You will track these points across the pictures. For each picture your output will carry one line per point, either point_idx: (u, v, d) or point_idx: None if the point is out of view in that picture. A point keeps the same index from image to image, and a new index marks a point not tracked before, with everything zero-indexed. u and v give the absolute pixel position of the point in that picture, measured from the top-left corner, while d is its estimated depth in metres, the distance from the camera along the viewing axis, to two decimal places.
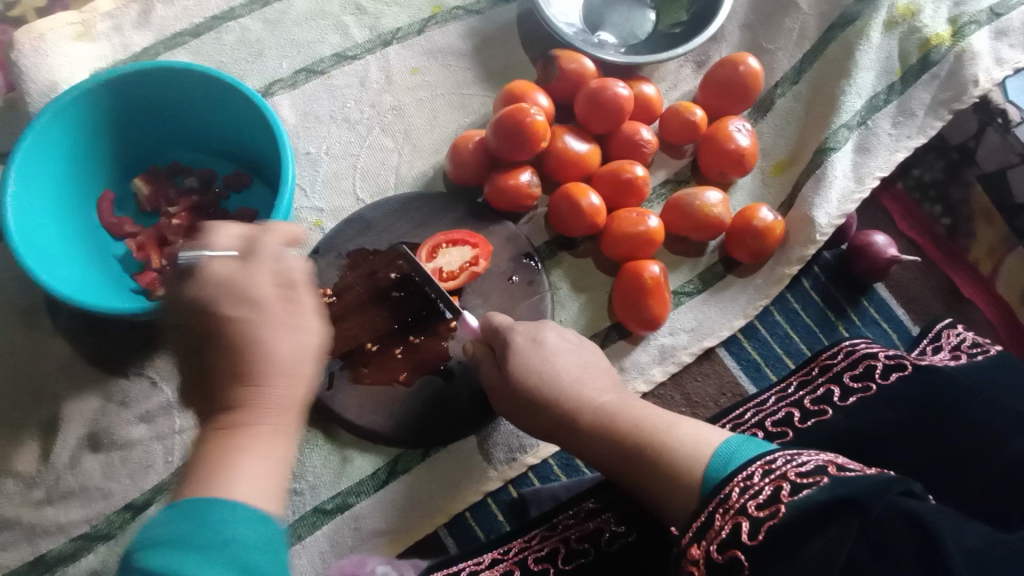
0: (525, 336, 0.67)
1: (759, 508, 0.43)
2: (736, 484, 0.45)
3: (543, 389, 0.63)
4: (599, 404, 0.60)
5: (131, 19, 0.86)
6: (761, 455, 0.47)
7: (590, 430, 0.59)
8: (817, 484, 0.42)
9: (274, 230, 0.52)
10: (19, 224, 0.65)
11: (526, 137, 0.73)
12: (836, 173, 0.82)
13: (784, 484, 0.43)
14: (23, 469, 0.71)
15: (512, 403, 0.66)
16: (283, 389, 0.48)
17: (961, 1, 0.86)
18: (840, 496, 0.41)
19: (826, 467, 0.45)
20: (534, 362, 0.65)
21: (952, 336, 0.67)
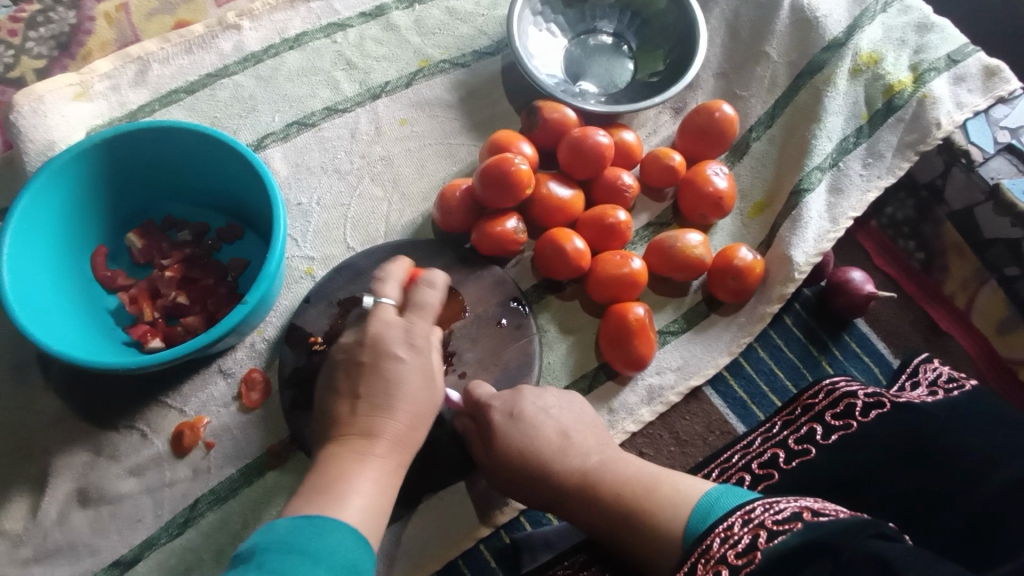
0: (503, 412, 0.68)
1: (737, 556, 0.46)
2: (717, 535, 0.49)
3: (530, 456, 0.66)
4: (586, 467, 0.64)
5: (128, 79, 0.90)
6: (740, 505, 0.50)
7: (579, 491, 0.62)
8: (791, 530, 0.45)
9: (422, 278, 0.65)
10: (13, 281, 0.66)
11: (511, 185, 0.76)
12: (811, 214, 0.85)
13: (762, 532, 0.47)
14: (11, 527, 0.70)
15: (501, 477, 0.68)
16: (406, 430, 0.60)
17: (921, 49, 0.91)
18: (812, 540, 0.44)
19: (801, 513, 0.48)
20: (517, 432, 0.67)
21: (929, 370, 0.69)
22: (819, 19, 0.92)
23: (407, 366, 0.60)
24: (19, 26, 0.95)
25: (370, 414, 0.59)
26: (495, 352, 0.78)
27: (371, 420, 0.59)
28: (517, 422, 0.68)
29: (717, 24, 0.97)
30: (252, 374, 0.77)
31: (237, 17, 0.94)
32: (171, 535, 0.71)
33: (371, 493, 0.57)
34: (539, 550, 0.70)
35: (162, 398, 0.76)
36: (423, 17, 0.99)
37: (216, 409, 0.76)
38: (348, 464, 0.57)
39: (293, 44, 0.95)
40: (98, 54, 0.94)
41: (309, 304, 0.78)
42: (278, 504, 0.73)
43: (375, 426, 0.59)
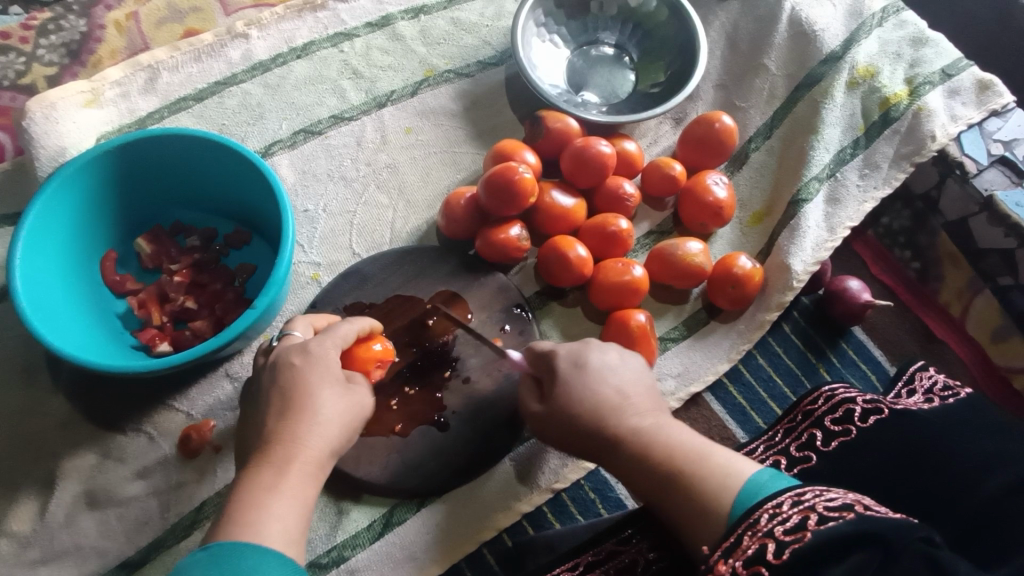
0: (568, 361, 0.67)
1: (786, 532, 0.46)
2: (765, 510, 0.49)
3: (592, 407, 0.64)
4: (637, 429, 0.62)
5: (138, 87, 0.91)
6: (791, 487, 0.50)
7: (629, 457, 0.62)
8: (842, 518, 0.46)
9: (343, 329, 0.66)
10: (26, 285, 0.67)
11: (514, 193, 0.77)
12: (809, 223, 0.87)
13: (811, 514, 0.47)
14: (18, 529, 0.71)
15: (552, 426, 0.67)
16: (317, 433, 0.58)
17: (916, 63, 0.93)
18: (863, 530, 0.45)
19: (853, 505, 0.48)
20: (581, 381, 0.65)
21: (924, 378, 0.70)
22: (816, 32, 0.95)
23: (313, 372, 0.60)
24: (30, 33, 0.97)
25: (280, 422, 0.58)
26: (498, 358, 0.79)
27: (276, 427, 0.58)
28: (581, 372, 0.66)
29: (717, 37, 1.00)
30: None
31: (245, 25, 0.96)
32: (177, 537, 0.72)
33: (286, 503, 0.54)
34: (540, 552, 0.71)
35: (169, 401, 0.77)
36: (429, 28, 1.01)
37: (223, 413, 0.77)
38: (258, 471, 0.56)
39: (300, 53, 0.97)
40: (108, 61, 0.95)
41: (316, 310, 0.80)
42: None
43: (282, 432, 0.57)
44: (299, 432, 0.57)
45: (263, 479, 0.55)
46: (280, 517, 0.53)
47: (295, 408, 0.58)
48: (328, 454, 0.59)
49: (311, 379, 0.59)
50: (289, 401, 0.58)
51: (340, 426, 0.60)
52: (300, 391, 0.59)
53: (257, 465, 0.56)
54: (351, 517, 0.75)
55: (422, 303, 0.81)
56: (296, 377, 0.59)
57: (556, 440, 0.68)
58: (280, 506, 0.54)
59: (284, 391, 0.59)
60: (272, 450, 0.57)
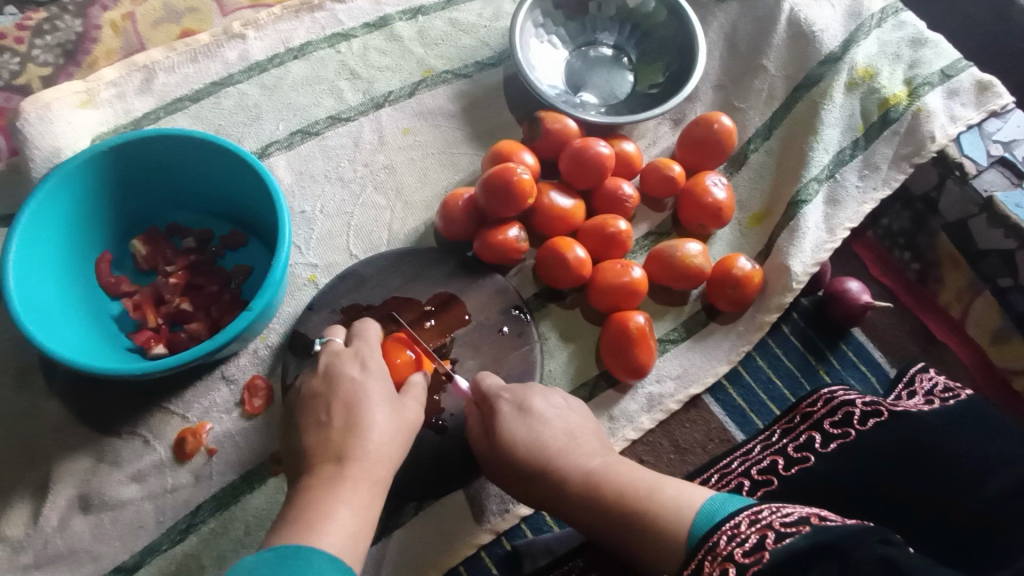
0: (511, 403, 0.69)
1: (745, 555, 0.47)
2: (723, 532, 0.51)
3: (534, 447, 0.67)
4: (589, 469, 0.65)
5: (134, 87, 0.91)
6: (748, 507, 0.52)
7: (579, 495, 0.64)
8: (798, 532, 0.48)
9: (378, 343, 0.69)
10: (19, 287, 0.66)
11: (512, 195, 0.77)
12: (809, 224, 0.86)
13: (768, 532, 0.49)
14: (12, 533, 0.70)
15: (495, 469, 0.69)
16: (381, 450, 0.61)
17: (916, 64, 0.93)
18: (819, 542, 0.46)
19: (809, 518, 0.50)
20: (523, 423, 0.68)
21: (925, 380, 0.70)
22: (815, 33, 0.94)
23: (367, 390, 0.64)
24: (25, 34, 0.96)
25: (344, 438, 0.61)
26: (497, 359, 0.79)
27: (344, 445, 0.61)
28: (523, 410, 0.69)
29: (716, 37, 0.99)
30: (255, 380, 0.77)
31: (242, 26, 0.95)
32: (172, 542, 0.71)
33: (350, 514, 0.57)
34: (539, 557, 0.72)
35: (164, 404, 0.76)
36: (427, 28, 1.00)
37: (219, 416, 0.76)
38: (324, 488, 0.58)
39: (297, 54, 0.96)
40: (103, 61, 0.95)
41: (313, 312, 0.79)
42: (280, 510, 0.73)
43: (348, 450, 0.60)
44: (363, 450, 0.60)
45: (337, 491, 0.58)
46: (344, 531, 0.56)
47: (361, 426, 0.61)
48: (389, 473, 0.62)
49: (369, 392, 0.63)
50: (354, 419, 0.62)
51: (399, 442, 0.63)
52: (360, 410, 0.62)
53: (330, 479, 0.59)
54: None
55: (419, 304, 0.80)
56: (357, 390, 0.64)
57: (505, 481, 0.69)
58: (348, 518, 0.57)
59: (348, 412, 0.62)
60: (341, 469, 0.59)
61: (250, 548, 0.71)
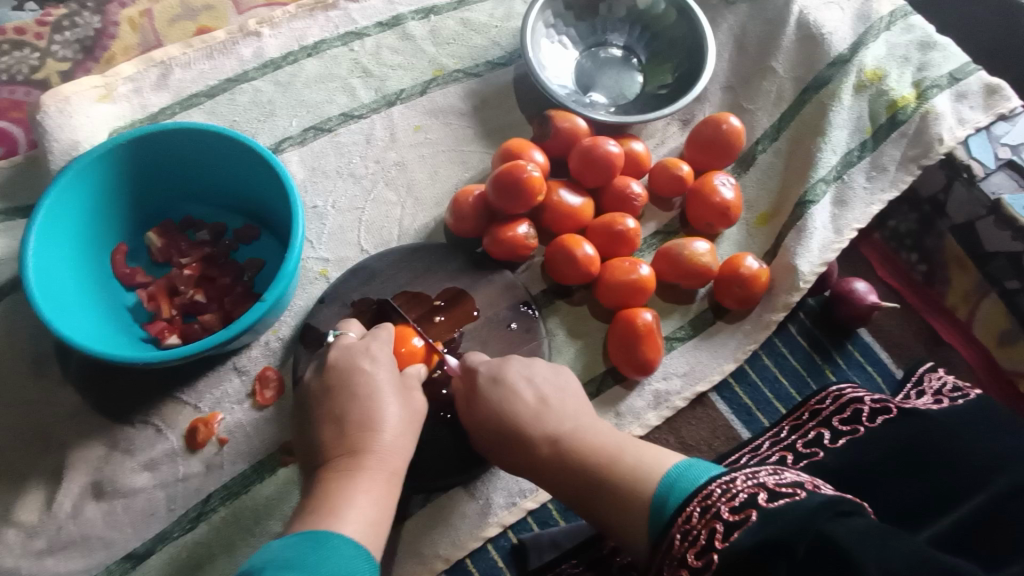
0: (486, 375, 0.71)
1: (696, 558, 0.48)
2: (678, 528, 0.51)
3: (507, 416, 0.68)
4: (559, 433, 0.65)
5: (151, 82, 0.92)
6: (699, 492, 0.52)
7: (551, 462, 0.64)
8: (744, 521, 0.47)
9: (381, 338, 0.70)
10: (38, 275, 0.67)
11: (523, 191, 0.77)
12: (816, 224, 0.87)
13: (717, 525, 0.48)
14: (25, 518, 0.71)
15: (482, 439, 0.70)
16: (396, 443, 0.63)
17: (924, 66, 0.93)
18: (763, 540, 0.45)
19: (758, 496, 0.49)
20: (498, 394, 0.69)
21: (934, 379, 0.71)
22: (824, 35, 0.95)
23: (379, 385, 0.65)
24: (45, 29, 0.98)
25: (356, 433, 0.62)
26: (505, 354, 0.80)
27: (358, 439, 0.62)
28: (500, 385, 0.70)
29: (725, 39, 1.00)
30: (267, 371, 0.78)
31: (257, 24, 0.96)
32: (184, 529, 0.72)
33: (369, 503, 0.59)
34: (546, 551, 0.73)
35: (177, 394, 0.77)
36: (438, 28, 1.01)
37: (231, 406, 0.77)
38: (339, 480, 0.60)
39: (311, 52, 0.98)
40: (121, 57, 0.96)
41: (324, 305, 0.80)
42: (291, 498, 0.74)
43: (363, 443, 0.62)
44: (378, 442, 0.62)
45: (357, 482, 0.59)
46: (364, 516, 0.58)
47: (374, 421, 0.63)
48: (403, 462, 0.63)
49: (381, 384, 0.65)
50: (367, 414, 0.63)
51: (410, 434, 0.65)
52: (375, 403, 0.64)
53: (347, 474, 0.60)
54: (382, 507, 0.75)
55: (429, 299, 0.81)
56: (369, 384, 0.65)
57: (492, 454, 0.70)
58: (369, 506, 0.58)
59: (363, 406, 0.63)
60: (359, 460, 0.61)
61: (259, 536, 0.72)
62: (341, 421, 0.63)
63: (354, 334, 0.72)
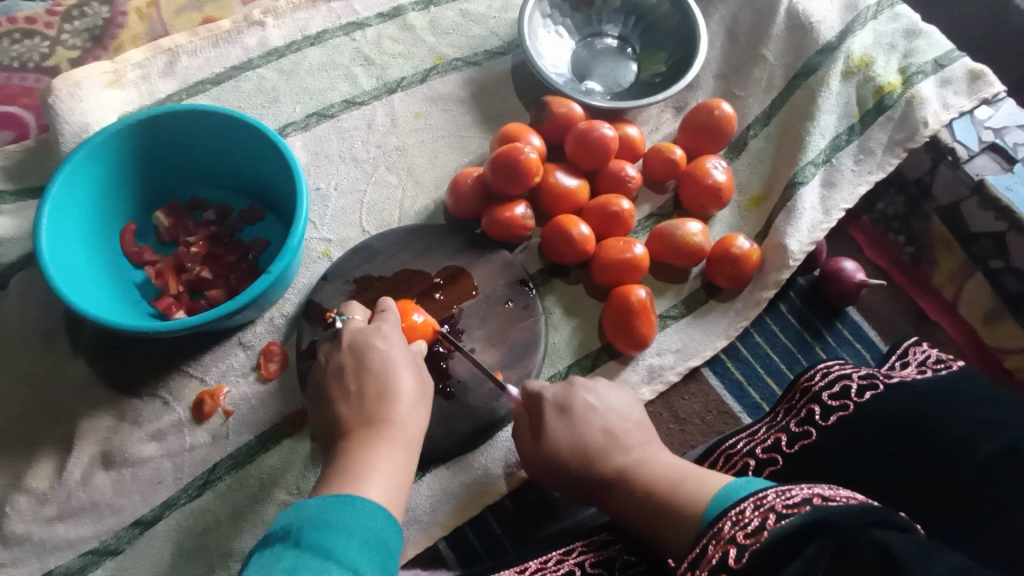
0: (554, 405, 0.71)
1: (746, 537, 0.50)
2: (728, 518, 0.53)
3: (576, 446, 0.69)
4: (624, 463, 0.66)
5: (158, 69, 0.95)
6: (754, 492, 0.53)
7: (614, 488, 0.66)
8: (798, 512, 0.49)
9: (389, 315, 0.72)
10: (51, 249, 0.70)
11: (520, 172, 0.80)
12: (805, 205, 0.89)
13: (771, 514, 0.50)
14: (36, 486, 0.73)
15: (540, 465, 0.72)
16: (411, 414, 0.65)
17: (910, 54, 0.96)
18: (814, 520, 0.48)
19: (812, 499, 0.51)
20: (564, 424, 0.70)
21: (918, 352, 0.73)
22: (814, 24, 0.98)
23: (394, 358, 0.67)
24: (55, 19, 1.00)
25: (375, 405, 0.64)
26: (502, 329, 0.82)
27: (374, 411, 0.64)
28: (568, 415, 0.71)
29: (717, 29, 1.03)
30: (271, 346, 0.80)
31: (262, 14, 0.99)
32: (190, 496, 0.74)
33: (390, 467, 0.61)
34: (546, 519, 0.78)
35: (183, 367, 0.79)
36: (438, 18, 1.04)
37: (236, 379, 0.79)
38: (352, 450, 0.62)
39: (314, 41, 1.00)
40: (129, 46, 0.99)
41: (327, 282, 0.82)
42: (295, 468, 0.76)
43: (380, 414, 0.63)
44: (395, 413, 0.64)
45: (375, 447, 0.61)
46: (375, 485, 0.60)
47: (391, 391, 0.64)
48: (419, 432, 0.65)
49: (395, 360, 0.66)
50: (384, 387, 0.65)
51: (423, 404, 0.67)
52: (390, 375, 0.65)
53: (365, 443, 0.62)
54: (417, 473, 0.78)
55: (429, 277, 0.83)
56: (386, 361, 0.66)
57: (547, 475, 0.72)
58: (388, 470, 0.60)
59: (379, 379, 0.65)
60: (377, 431, 0.62)
61: (264, 503, 0.74)
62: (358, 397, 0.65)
63: (360, 317, 0.73)
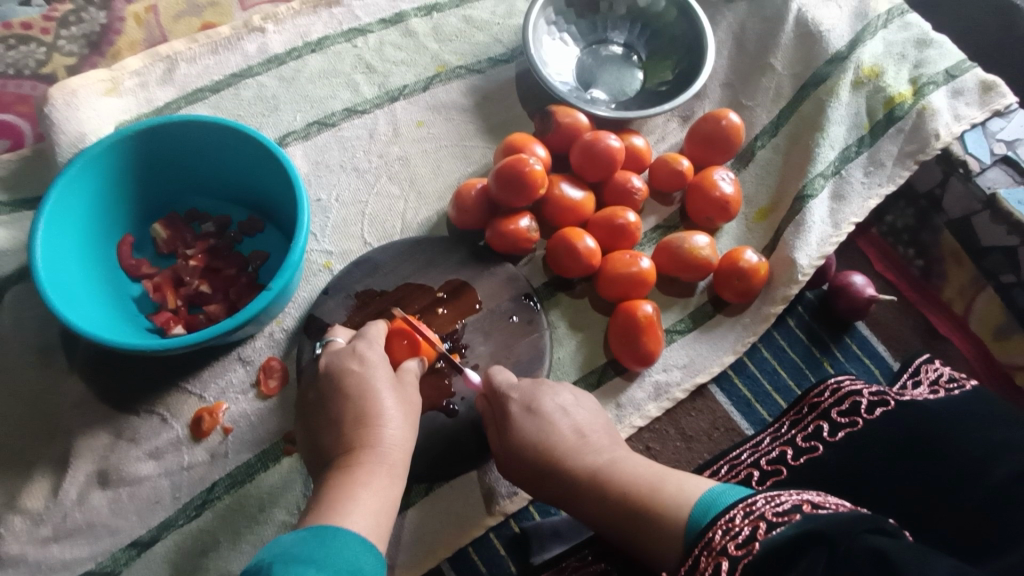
0: (520, 404, 0.71)
1: (737, 548, 0.49)
2: (719, 526, 0.52)
3: (543, 447, 0.69)
4: (596, 465, 0.66)
5: (156, 77, 0.93)
6: (742, 500, 0.53)
7: (587, 492, 0.65)
8: (788, 521, 0.48)
9: (370, 333, 0.71)
10: (46, 264, 0.68)
11: (525, 185, 0.78)
12: (814, 219, 0.88)
13: (761, 523, 0.50)
14: (31, 506, 0.72)
15: (512, 468, 0.71)
16: (395, 437, 0.64)
17: (921, 63, 0.94)
18: (806, 531, 0.47)
19: (800, 506, 0.51)
20: (535, 423, 0.70)
21: (930, 370, 0.71)
22: (822, 33, 0.96)
23: (374, 378, 0.66)
24: (51, 24, 0.98)
25: (356, 429, 0.63)
26: (506, 345, 0.81)
27: (354, 436, 0.63)
28: (535, 415, 0.70)
29: (725, 36, 1.01)
30: (271, 362, 0.79)
31: (262, 20, 0.97)
32: (188, 517, 0.73)
33: (373, 497, 0.60)
34: (548, 540, 0.74)
35: (181, 384, 0.77)
36: (441, 25, 1.02)
37: (235, 396, 0.78)
38: (343, 475, 0.61)
39: (315, 48, 0.99)
40: (127, 52, 0.97)
41: (328, 296, 0.81)
42: (295, 487, 0.75)
43: (361, 439, 0.63)
44: (379, 437, 0.63)
45: (355, 476, 0.60)
46: (368, 510, 0.59)
47: (370, 415, 0.64)
48: (404, 454, 0.65)
49: (375, 381, 0.65)
50: (364, 411, 0.64)
51: (409, 428, 0.66)
52: (368, 398, 0.64)
53: (345, 470, 0.61)
54: (411, 491, 0.77)
55: (432, 291, 0.82)
56: (362, 383, 0.65)
57: (521, 481, 0.71)
58: (370, 499, 0.59)
59: (357, 403, 0.64)
60: (357, 456, 0.62)
61: (264, 524, 0.73)
62: (340, 425, 0.64)
63: (343, 341, 0.72)
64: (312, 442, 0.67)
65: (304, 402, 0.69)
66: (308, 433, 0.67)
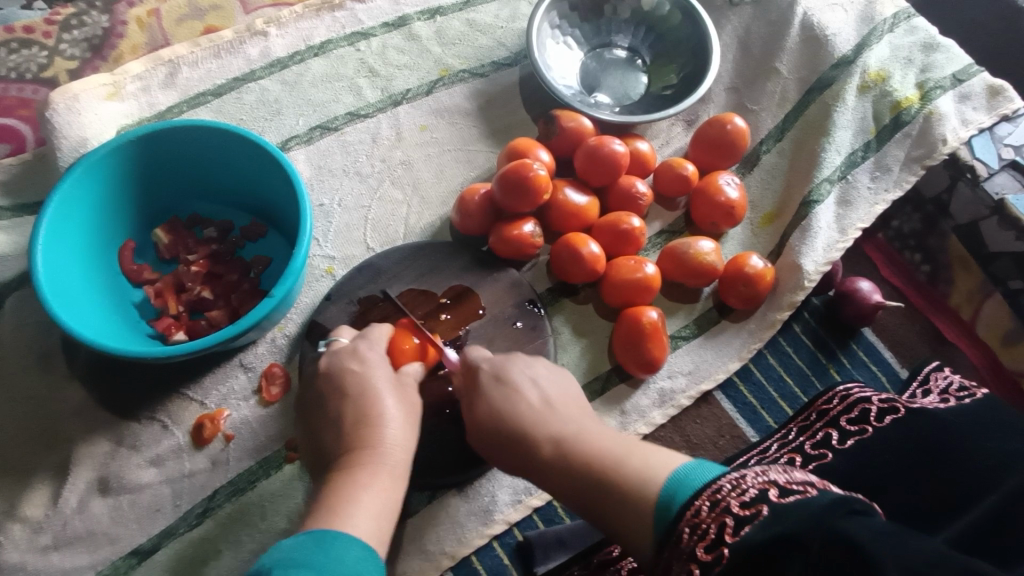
0: (489, 372, 0.66)
1: (706, 553, 0.45)
2: (687, 522, 0.48)
3: (507, 415, 0.63)
4: (561, 432, 0.60)
5: (158, 81, 0.93)
6: (708, 485, 0.48)
7: (551, 461, 0.59)
8: (755, 518, 0.44)
9: (371, 335, 0.71)
10: (47, 270, 0.67)
11: (528, 189, 0.78)
12: (820, 224, 0.87)
13: (728, 519, 0.46)
14: (31, 513, 0.71)
15: (479, 436, 0.66)
16: (398, 436, 0.63)
17: (927, 68, 0.94)
18: (778, 533, 0.43)
19: (767, 492, 0.46)
20: (500, 392, 0.65)
21: (940, 379, 0.71)
22: (828, 37, 0.96)
23: (375, 379, 0.65)
24: (53, 28, 0.98)
25: (357, 431, 0.63)
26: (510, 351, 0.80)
27: (355, 439, 0.62)
28: (501, 384, 0.65)
29: (729, 40, 1.01)
30: (273, 368, 0.78)
31: (264, 24, 0.97)
32: (189, 525, 0.72)
33: (375, 499, 0.59)
34: (552, 549, 0.73)
35: (183, 390, 0.77)
36: (444, 28, 1.02)
37: (237, 403, 0.77)
38: (343, 477, 0.60)
39: (318, 51, 0.98)
40: (129, 56, 0.97)
41: (330, 302, 0.80)
42: (296, 494, 0.74)
43: (362, 441, 0.62)
44: (380, 438, 0.62)
45: (356, 478, 0.59)
46: (370, 513, 0.58)
47: (372, 416, 0.63)
48: (407, 456, 0.64)
49: (377, 383, 0.65)
50: (365, 413, 0.63)
51: (411, 429, 0.65)
52: (370, 399, 0.64)
53: (346, 471, 0.60)
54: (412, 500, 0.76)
55: (435, 297, 0.81)
56: (364, 384, 0.65)
57: (490, 453, 0.66)
58: (370, 501, 0.58)
59: (358, 403, 0.64)
60: (359, 457, 0.61)
61: (265, 532, 0.72)
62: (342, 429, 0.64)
63: (346, 340, 0.72)
64: (315, 446, 0.66)
65: (309, 407, 0.69)
66: (311, 437, 0.67)
